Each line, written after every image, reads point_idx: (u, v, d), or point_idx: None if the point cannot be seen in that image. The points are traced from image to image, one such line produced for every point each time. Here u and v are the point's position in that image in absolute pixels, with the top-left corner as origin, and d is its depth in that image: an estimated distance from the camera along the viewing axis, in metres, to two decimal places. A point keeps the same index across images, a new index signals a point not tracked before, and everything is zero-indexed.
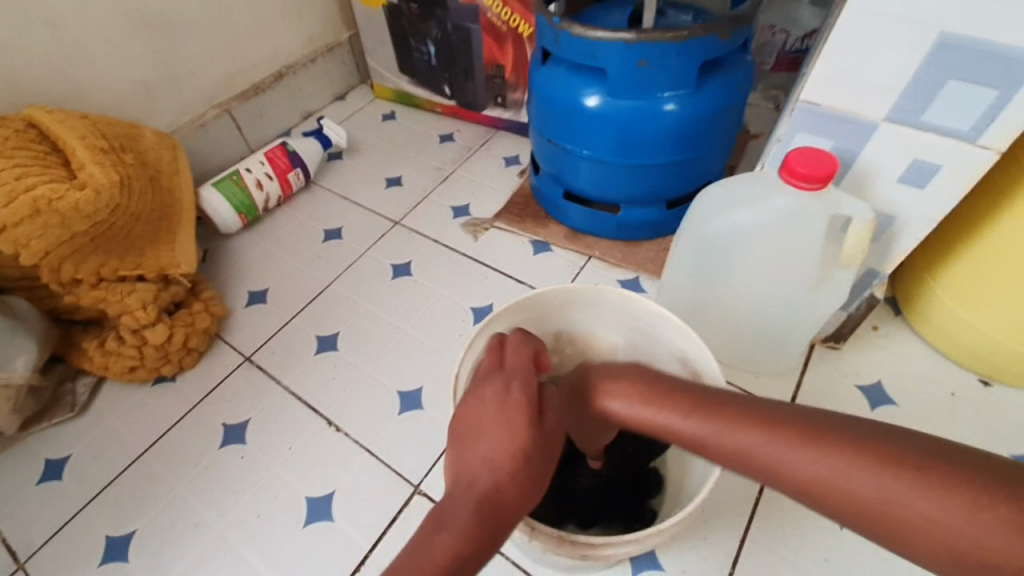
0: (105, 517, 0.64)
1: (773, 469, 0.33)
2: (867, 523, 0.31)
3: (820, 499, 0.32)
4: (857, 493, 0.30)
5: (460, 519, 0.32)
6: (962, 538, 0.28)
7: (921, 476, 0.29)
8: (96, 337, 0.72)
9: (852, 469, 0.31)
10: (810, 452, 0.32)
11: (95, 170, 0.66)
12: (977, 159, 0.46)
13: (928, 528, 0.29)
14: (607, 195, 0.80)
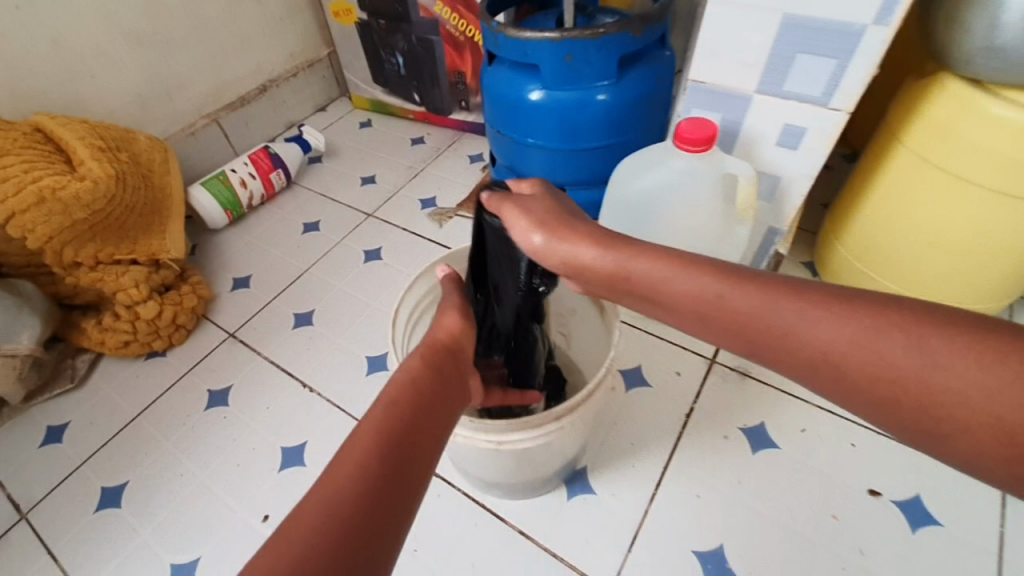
0: (101, 472, 0.71)
1: (776, 331, 0.34)
2: (850, 380, 0.32)
3: (808, 358, 0.33)
4: (847, 352, 0.32)
5: (375, 434, 0.34)
6: (948, 397, 0.29)
7: (914, 339, 0.30)
8: (94, 316, 0.80)
9: (852, 328, 0.32)
10: (804, 310, 0.34)
11: (93, 164, 0.75)
12: (832, 119, 0.55)
13: (917, 388, 0.30)
14: (554, 179, 0.89)
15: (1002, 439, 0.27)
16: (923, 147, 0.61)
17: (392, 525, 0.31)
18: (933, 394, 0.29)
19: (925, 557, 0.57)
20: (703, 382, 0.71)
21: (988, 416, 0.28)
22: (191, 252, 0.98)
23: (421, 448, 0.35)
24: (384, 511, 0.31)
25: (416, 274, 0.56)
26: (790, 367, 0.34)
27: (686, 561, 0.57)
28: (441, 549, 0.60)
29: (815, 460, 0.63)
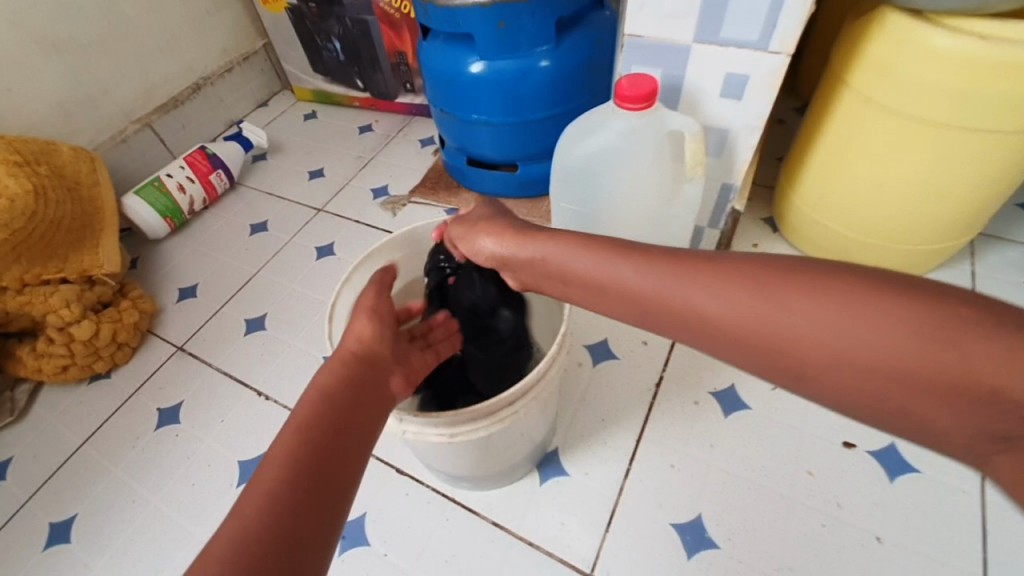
0: (47, 507, 0.66)
1: (659, 300, 0.35)
2: (731, 338, 0.33)
3: (693, 324, 0.34)
4: (727, 313, 0.33)
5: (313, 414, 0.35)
6: (814, 337, 0.30)
7: (786, 293, 0.31)
8: (27, 343, 0.75)
9: (725, 289, 0.33)
10: (688, 284, 0.34)
11: (9, 180, 0.71)
12: (773, 64, 0.52)
13: (788, 336, 0.31)
14: (504, 156, 0.85)
15: (857, 369, 0.29)
16: (867, 87, 0.59)
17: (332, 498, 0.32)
18: (802, 337, 0.30)
19: (902, 505, 0.56)
20: (670, 351, 0.69)
21: (897, 365, 0.28)
22: (132, 266, 0.92)
23: (340, 463, 0.34)
24: (311, 541, 0.30)
25: (354, 262, 0.53)
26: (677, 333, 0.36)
27: (663, 534, 0.56)
28: (412, 548, 0.57)
29: (788, 417, 0.62)
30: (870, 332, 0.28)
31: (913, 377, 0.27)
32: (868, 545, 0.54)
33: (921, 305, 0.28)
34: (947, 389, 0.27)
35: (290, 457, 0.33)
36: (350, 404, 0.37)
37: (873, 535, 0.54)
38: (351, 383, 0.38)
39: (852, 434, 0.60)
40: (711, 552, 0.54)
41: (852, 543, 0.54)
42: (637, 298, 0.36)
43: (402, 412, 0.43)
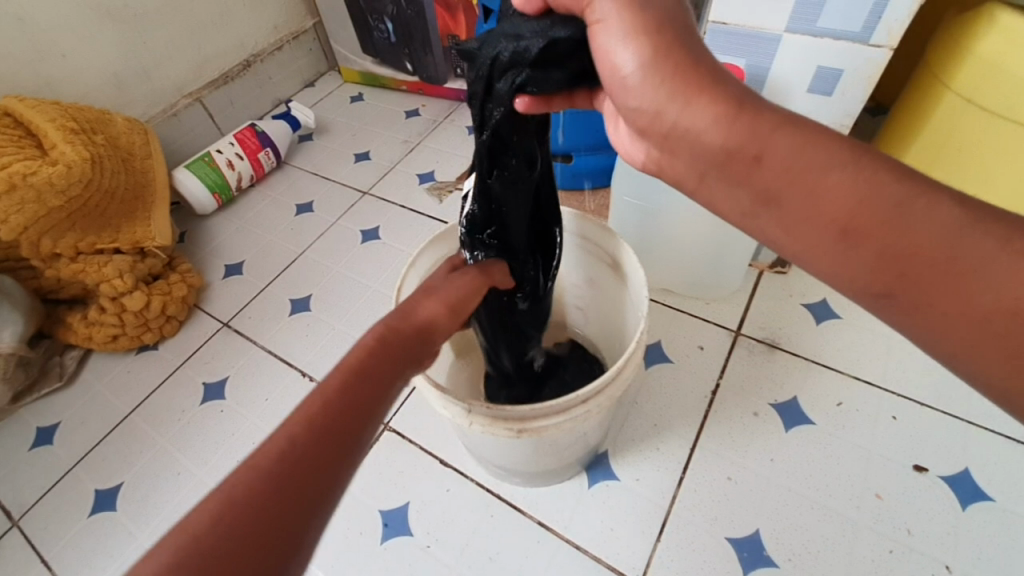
0: (94, 473, 0.67)
1: (870, 211, 0.24)
2: (884, 248, 0.24)
3: (844, 218, 0.25)
4: (899, 216, 0.24)
5: (301, 423, 0.31)
6: (982, 284, 0.23)
7: (961, 227, 0.23)
8: (79, 311, 0.76)
9: (923, 205, 0.24)
10: (853, 170, 0.25)
11: (67, 148, 0.70)
12: (873, 58, 0.49)
13: (961, 272, 0.23)
14: (558, 146, 0.83)
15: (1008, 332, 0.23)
16: (967, 88, 0.55)
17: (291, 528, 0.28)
18: (962, 281, 0.23)
19: (977, 536, 0.52)
20: (727, 357, 0.66)
21: None
22: (180, 240, 0.93)
23: (331, 450, 0.31)
24: (279, 538, 0.28)
25: (418, 249, 0.52)
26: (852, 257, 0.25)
27: (719, 547, 0.53)
28: (456, 542, 0.56)
29: (853, 434, 0.59)
30: None
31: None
32: (937, 574, 0.50)
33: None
34: None
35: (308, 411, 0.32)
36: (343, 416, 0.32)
37: (943, 565, 0.51)
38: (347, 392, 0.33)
39: (923, 456, 0.57)
40: (769, 571, 0.52)
41: (920, 571, 0.51)
42: (773, 184, 0.26)
43: (474, 401, 0.43)
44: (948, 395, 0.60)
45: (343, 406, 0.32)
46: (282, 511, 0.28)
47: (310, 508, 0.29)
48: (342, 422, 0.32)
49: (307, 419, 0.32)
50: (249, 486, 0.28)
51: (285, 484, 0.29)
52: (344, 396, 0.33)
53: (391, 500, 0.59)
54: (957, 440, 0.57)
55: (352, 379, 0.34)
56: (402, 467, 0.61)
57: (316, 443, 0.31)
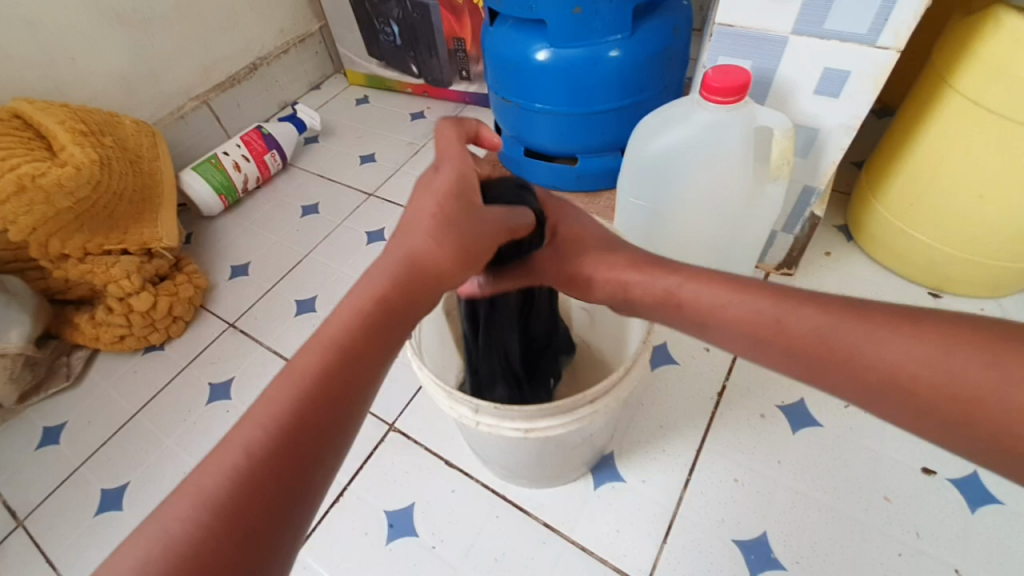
0: (101, 473, 0.67)
1: (769, 322, 0.34)
2: (787, 347, 0.33)
3: (767, 331, 0.34)
4: (790, 325, 0.33)
5: (285, 401, 0.29)
6: (864, 358, 0.30)
7: (831, 316, 0.31)
8: (86, 311, 0.77)
9: (798, 312, 0.33)
10: (751, 298, 0.35)
11: (76, 150, 0.71)
12: (880, 59, 0.49)
13: (845, 350, 0.30)
14: (564, 148, 0.83)
15: (897, 394, 0.29)
16: (973, 91, 0.55)
17: (281, 510, 0.28)
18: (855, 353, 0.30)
19: (986, 539, 0.52)
20: (734, 359, 0.66)
21: (986, 403, 0.26)
22: (187, 241, 0.93)
23: (317, 430, 0.29)
24: (271, 520, 0.27)
25: None
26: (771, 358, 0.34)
27: (726, 550, 0.53)
28: (461, 543, 0.56)
29: (860, 436, 0.58)
30: (933, 369, 0.28)
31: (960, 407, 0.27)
32: None
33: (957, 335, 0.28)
34: (936, 398, 0.27)
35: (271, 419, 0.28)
36: (330, 391, 0.30)
37: (953, 567, 0.50)
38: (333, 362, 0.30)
39: (932, 458, 0.56)
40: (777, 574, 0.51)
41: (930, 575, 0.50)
42: (702, 320, 0.36)
43: (481, 400, 0.43)
44: None
45: (331, 384, 0.30)
46: (269, 494, 0.27)
47: (284, 512, 0.28)
48: (312, 432, 0.29)
49: (292, 393, 0.29)
50: (217, 499, 0.26)
51: (272, 467, 0.28)
52: (328, 365, 0.30)
53: (396, 501, 0.59)
54: None
55: (338, 348, 0.30)
56: (408, 468, 0.61)
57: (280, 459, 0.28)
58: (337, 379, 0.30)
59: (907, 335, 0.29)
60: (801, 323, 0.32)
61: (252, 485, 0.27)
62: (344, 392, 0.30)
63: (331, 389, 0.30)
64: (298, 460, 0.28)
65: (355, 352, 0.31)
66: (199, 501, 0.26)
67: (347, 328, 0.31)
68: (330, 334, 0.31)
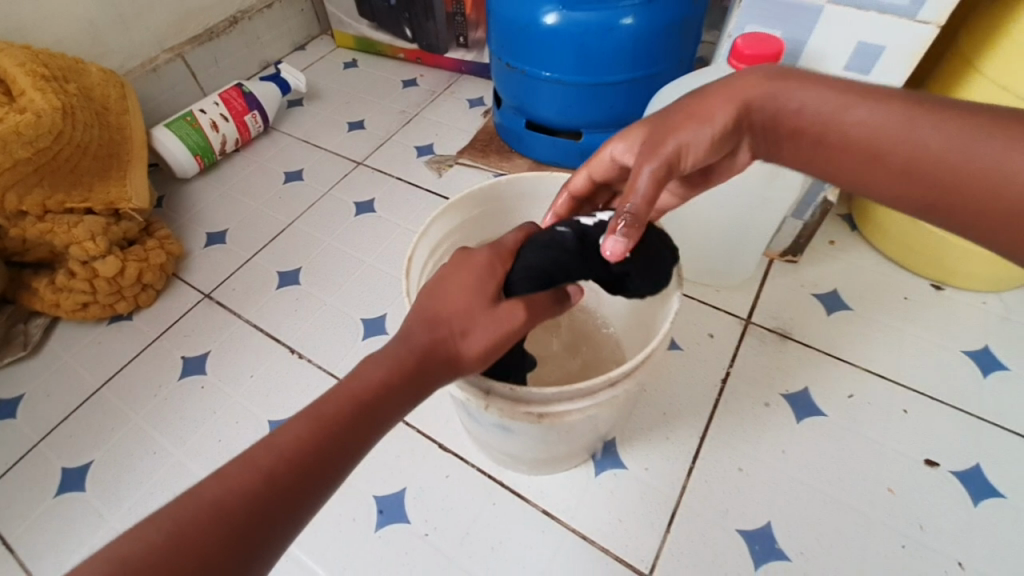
0: (61, 450, 0.62)
1: (869, 144, 0.37)
2: (904, 161, 0.36)
3: (882, 157, 0.37)
4: (907, 138, 0.35)
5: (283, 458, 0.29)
6: (961, 165, 0.34)
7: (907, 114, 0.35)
8: (45, 275, 0.70)
9: (915, 116, 0.35)
10: (925, 118, 0.35)
11: (36, 95, 0.64)
12: (918, 35, 0.47)
13: (935, 161, 0.34)
14: (568, 121, 0.80)
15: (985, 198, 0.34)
16: (1003, 75, 0.54)
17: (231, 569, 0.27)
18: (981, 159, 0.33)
19: (989, 533, 0.51)
20: (738, 346, 0.64)
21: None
22: (158, 204, 0.87)
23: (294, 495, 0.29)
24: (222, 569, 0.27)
25: (432, 215, 0.49)
26: (890, 185, 0.37)
27: (730, 540, 0.51)
28: (456, 531, 0.53)
29: (864, 427, 0.57)
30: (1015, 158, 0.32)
31: (967, 195, 0.34)
32: (950, 571, 0.49)
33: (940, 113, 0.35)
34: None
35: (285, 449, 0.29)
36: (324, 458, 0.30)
37: (955, 561, 0.50)
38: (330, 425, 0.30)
39: (935, 450, 0.56)
40: (781, 565, 0.50)
41: (933, 567, 0.50)
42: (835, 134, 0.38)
43: (492, 384, 0.40)
44: (958, 390, 0.59)
45: (327, 450, 0.30)
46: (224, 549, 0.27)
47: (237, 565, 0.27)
48: (309, 471, 0.29)
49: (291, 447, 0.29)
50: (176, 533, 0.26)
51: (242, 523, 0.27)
52: (326, 438, 0.30)
53: (386, 485, 0.56)
54: (969, 436, 0.57)
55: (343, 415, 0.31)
56: (401, 451, 0.58)
57: (277, 489, 0.28)
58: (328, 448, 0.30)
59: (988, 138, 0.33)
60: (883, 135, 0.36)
61: (251, 505, 0.28)
62: (330, 462, 0.30)
63: (319, 456, 0.30)
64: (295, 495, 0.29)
65: (353, 429, 0.31)
66: (189, 506, 0.27)
67: (378, 387, 0.31)
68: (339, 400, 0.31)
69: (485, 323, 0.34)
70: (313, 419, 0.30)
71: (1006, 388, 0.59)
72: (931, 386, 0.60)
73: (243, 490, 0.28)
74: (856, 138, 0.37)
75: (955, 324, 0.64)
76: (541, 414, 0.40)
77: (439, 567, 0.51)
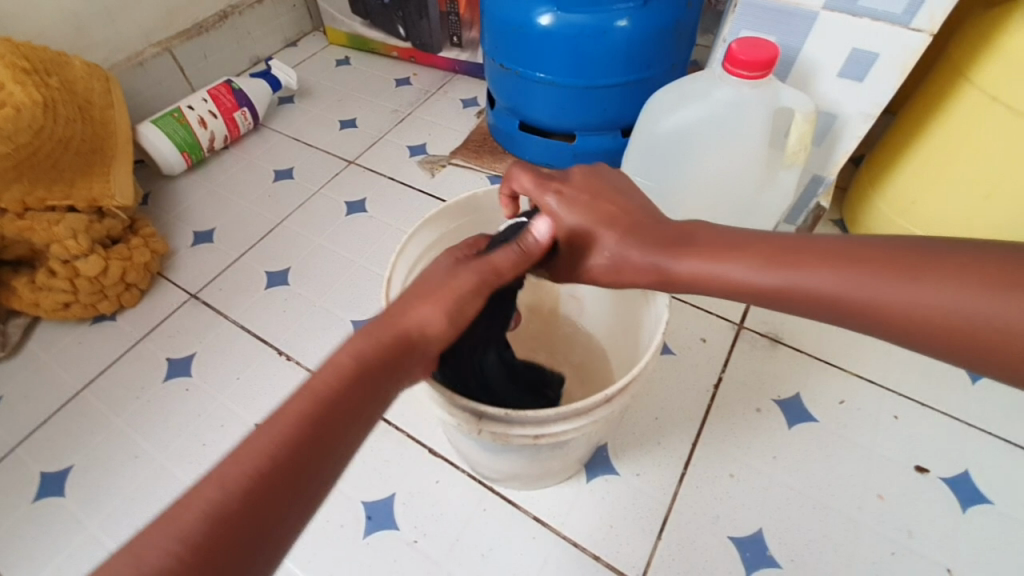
0: (40, 454, 0.60)
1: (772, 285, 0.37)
2: (814, 296, 0.36)
3: (793, 295, 0.36)
4: (794, 280, 0.36)
5: (274, 452, 0.29)
6: (867, 301, 0.34)
7: (792, 257, 0.37)
8: (24, 273, 0.68)
9: (796, 265, 0.36)
10: (852, 279, 0.34)
11: (16, 89, 0.62)
12: (912, 43, 0.47)
13: (850, 299, 0.34)
14: (561, 123, 0.79)
15: (901, 326, 0.33)
16: (992, 84, 0.54)
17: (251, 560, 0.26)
18: (935, 324, 0.32)
19: (977, 541, 0.51)
20: (730, 351, 0.64)
21: (971, 323, 0.31)
22: (143, 201, 0.85)
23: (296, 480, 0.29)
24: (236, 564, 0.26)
25: (412, 230, 0.48)
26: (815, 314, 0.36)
27: (721, 547, 0.51)
28: (445, 538, 0.52)
29: (855, 433, 0.57)
30: (916, 303, 0.33)
31: (892, 316, 0.33)
32: None
33: (817, 256, 0.36)
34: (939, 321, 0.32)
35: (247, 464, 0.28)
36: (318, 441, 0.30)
37: (944, 567, 0.50)
38: (314, 409, 0.30)
39: (924, 455, 0.56)
40: (772, 572, 0.50)
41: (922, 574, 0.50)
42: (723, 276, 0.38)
43: (484, 407, 0.39)
44: (948, 396, 0.60)
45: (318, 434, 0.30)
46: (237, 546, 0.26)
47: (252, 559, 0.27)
48: (305, 454, 0.29)
49: (280, 438, 0.29)
50: (177, 542, 0.25)
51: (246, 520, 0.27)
52: (314, 424, 0.30)
53: (375, 491, 0.55)
54: (958, 443, 0.57)
55: (327, 397, 0.31)
56: (390, 456, 0.57)
57: (264, 493, 0.28)
58: (319, 432, 0.30)
59: (876, 276, 0.34)
60: (783, 275, 0.36)
61: (224, 518, 0.26)
62: (324, 443, 0.30)
63: (310, 442, 0.30)
64: (277, 499, 0.28)
65: (337, 410, 0.31)
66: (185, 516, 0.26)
67: (347, 376, 0.32)
68: (316, 388, 0.31)
69: (439, 294, 0.37)
70: (286, 418, 0.30)
71: (995, 395, 0.60)
72: (921, 393, 0.60)
73: (215, 510, 0.26)
74: (756, 276, 0.37)
75: None
76: (534, 434, 0.39)
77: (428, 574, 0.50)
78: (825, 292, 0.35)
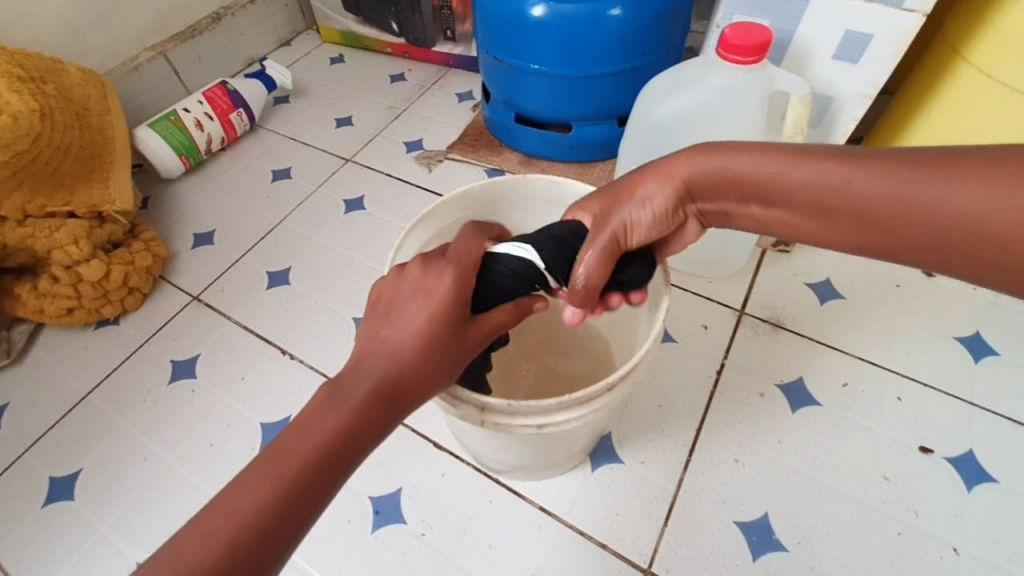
0: (49, 459, 0.61)
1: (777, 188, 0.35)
2: (819, 200, 0.34)
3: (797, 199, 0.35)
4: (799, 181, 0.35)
5: (275, 493, 0.29)
6: (870, 205, 0.32)
7: (795, 161, 0.35)
8: (27, 281, 0.69)
9: (800, 167, 0.35)
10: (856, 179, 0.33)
11: (13, 98, 0.62)
12: (905, 23, 0.47)
13: (854, 201, 0.33)
14: (557, 114, 0.79)
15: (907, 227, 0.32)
16: (989, 63, 0.54)
17: None
18: (933, 225, 0.30)
19: (982, 519, 0.51)
20: (733, 336, 0.64)
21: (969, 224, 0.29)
22: (143, 206, 0.85)
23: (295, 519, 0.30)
24: None
25: (408, 226, 0.48)
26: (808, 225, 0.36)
27: (727, 533, 0.51)
28: (452, 530, 0.53)
29: (859, 415, 0.58)
30: (921, 196, 0.30)
31: (893, 220, 0.32)
32: (945, 556, 0.50)
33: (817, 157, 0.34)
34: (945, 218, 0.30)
35: (233, 515, 0.28)
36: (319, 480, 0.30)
37: (949, 546, 0.50)
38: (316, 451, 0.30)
39: (928, 435, 0.56)
40: (778, 555, 0.50)
41: (928, 553, 0.50)
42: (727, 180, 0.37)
43: (488, 399, 0.39)
44: (951, 376, 0.60)
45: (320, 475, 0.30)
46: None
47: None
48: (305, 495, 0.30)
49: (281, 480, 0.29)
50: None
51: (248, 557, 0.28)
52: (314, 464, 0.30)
53: (381, 486, 0.55)
54: (962, 423, 0.57)
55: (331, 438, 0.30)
56: (395, 451, 0.57)
57: (263, 533, 0.29)
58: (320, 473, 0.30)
59: (871, 176, 0.32)
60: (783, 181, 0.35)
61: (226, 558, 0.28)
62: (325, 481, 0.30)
63: (312, 482, 0.30)
64: (290, 525, 0.29)
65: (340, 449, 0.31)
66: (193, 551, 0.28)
67: (352, 416, 0.31)
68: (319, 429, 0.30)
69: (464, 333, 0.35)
70: (287, 458, 0.30)
71: (998, 373, 0.60)
72: (923, 373, 0.60)
73: (229, 545, 0.28)
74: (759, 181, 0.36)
75: (946, 311, 0.65)
76: (538, 424, 0.40)
77: (436, 566, 0.51)
78: (825, 195, 0.34)
